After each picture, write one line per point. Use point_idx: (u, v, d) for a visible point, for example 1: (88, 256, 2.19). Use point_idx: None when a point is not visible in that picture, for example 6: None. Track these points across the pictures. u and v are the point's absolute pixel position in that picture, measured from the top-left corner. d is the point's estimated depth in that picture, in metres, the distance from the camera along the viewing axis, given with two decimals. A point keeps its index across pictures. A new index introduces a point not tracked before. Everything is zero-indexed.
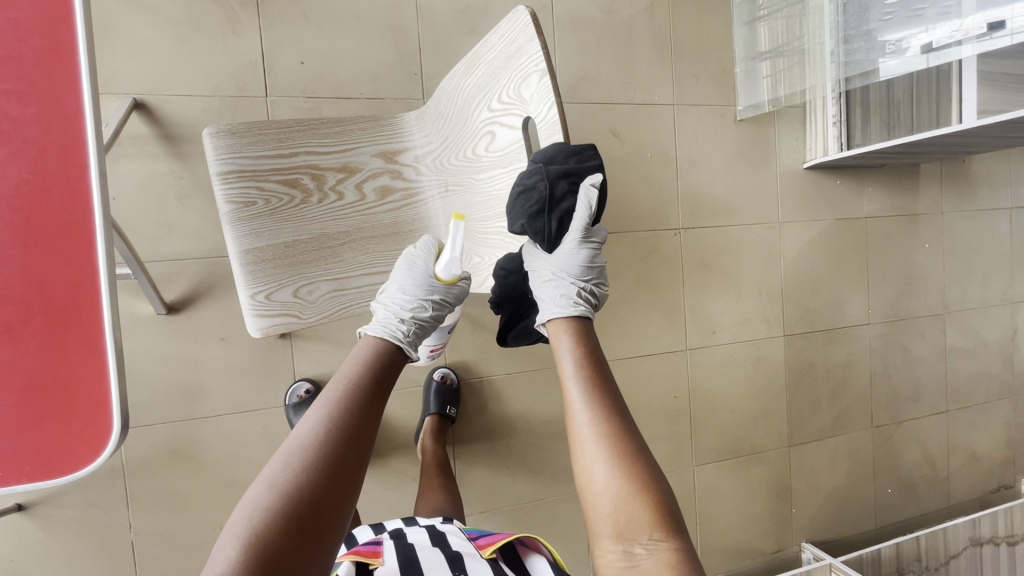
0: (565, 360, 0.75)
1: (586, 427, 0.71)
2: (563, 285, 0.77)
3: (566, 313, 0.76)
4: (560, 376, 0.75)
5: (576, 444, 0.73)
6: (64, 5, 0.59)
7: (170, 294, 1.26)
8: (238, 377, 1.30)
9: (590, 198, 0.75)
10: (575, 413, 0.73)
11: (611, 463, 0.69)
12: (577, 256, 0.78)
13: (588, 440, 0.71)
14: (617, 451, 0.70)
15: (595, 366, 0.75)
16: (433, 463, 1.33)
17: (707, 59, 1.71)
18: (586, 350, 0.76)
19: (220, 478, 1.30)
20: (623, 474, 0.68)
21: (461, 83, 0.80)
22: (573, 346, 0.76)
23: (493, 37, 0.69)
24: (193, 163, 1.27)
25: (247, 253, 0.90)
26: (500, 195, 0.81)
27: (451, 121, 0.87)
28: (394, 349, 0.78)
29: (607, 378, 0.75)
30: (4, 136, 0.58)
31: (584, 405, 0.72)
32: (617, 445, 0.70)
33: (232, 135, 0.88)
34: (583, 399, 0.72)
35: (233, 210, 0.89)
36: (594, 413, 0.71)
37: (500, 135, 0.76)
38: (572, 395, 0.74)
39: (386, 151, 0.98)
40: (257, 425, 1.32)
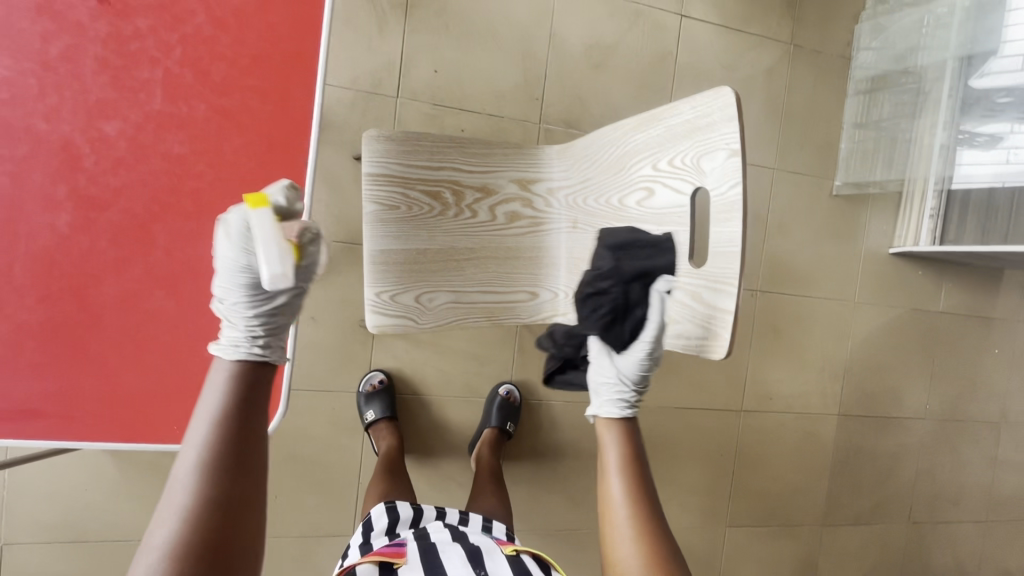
0: (610, 448, 0.82)
1: (623, 514, 0.78)
2: (617, 385, 0.82)
3: (613, 413, 0.82)
4: (601, 462, 0.82)
5: (610, 530, 0.78)
6: (308, 30, 0.82)
7: None
8: (320, 357, 1.35)
9: (656, 307, 0.77)
10: (612, 499, 0.79)
11: (645, 554, 0.75)
12: (635, 360, 0.80)
13: (623, 531, 0.77)
14: (648, 543, 0.75)
15: (637, 461, 0.81)
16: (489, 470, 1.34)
17: (816, 131, 1.72)
18: (630, 445, 0.81)
19: (284, 448, 1.35)
20: (651, 568, 0.74)
21: (627, 136, 0.83)
22: (619, 438, 0.82)
23: (680, 105, 0.72)
24: (319, 148, 1.33)
25: (379, 253, 0.96)
26: (644, 249, 0.83)
27: (603, 167, 0.90)
28: (259, 363, 0.73)
29: (645, 473, 0.81)
30: (246, 129, 0.81)
31: (626, 494, 0.78)
32: (650, 537, 0.76)
33: (391, 142, 0.95)
34: (625, 488, 0.79)
35: (376, 211, 0.96)
36: (631, 504, 0.78)
37: (661, 194, 0.78)
38: (614, 482, 0.80)
39: (523, 178, 1.02)
40: (328, 405, 1.37)
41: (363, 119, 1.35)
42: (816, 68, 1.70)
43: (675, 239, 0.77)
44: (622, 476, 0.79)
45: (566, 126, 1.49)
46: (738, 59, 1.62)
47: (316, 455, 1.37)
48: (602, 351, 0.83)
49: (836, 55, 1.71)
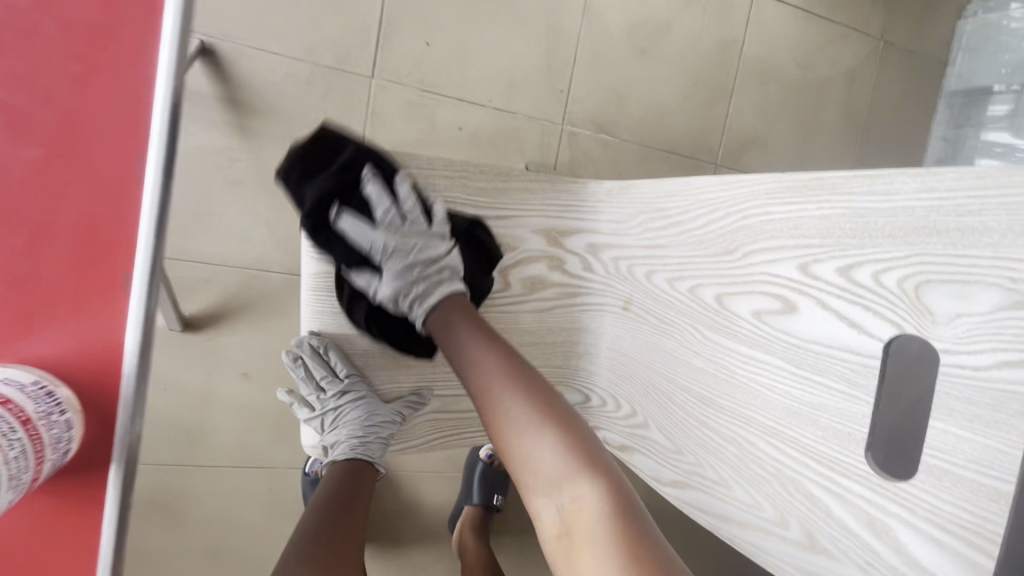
0: (452, 328, 0.56)
1: (503, 399, 0.51)
2: (414, 274, 0.58)
3: (437, 298, 0.57)
4: (451, 353, 0.55)
5: (495, 430, 0.51)
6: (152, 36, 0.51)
7: (191, 304, 0.95)
8: (253, 425, 1.00)
9: (386, 191, 0.58)
10: (478, 378, 0.53)
11: (547, 441, 0.48)
12: (410, 242, 0.58)
13: (508, 422, 0.49)
14: (556, 427, 0.48)
15: (482, 332, 0.55)
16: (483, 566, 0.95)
17: (901, 150, 1.34)
18: (467, 321, 0.56)
19: (202, 544, 1.01)
20: (568, 460, 0.46)
21: (752, 201, 0.49)
22: (450, 321, 0.57)
23: (899, 176, 0.38)
24: (258, 143, 0.95)
25: (319, 334, 0.64)
26: (757, 392, 0.50)
27: (692, 236, 0.56)
28: (365, 466, 0.67)
29: (506, 345, 0.55)
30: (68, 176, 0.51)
31: (490, 369, 0.52)
32: (557, 417, 0.49)
33: (352, 167, 0.59)
34: (492, 364, 0.52)
35: (323, 274, 0.61)
36: (499, 385, 0.51)
37: (811, 318, 0.45)
38: (471, 359, 0.53)
39: (553, 228, 0.68)
40: (263, 486, 1.02)
41: (322, 104, 0.97)
42: (911, 73, 1.32)
43: (830, 402, 0.43)
44: (485, 350, 0.53)
45: (595, 130, 1.13)
46: (817, 54, 1.26)
47: (245, 554, 1.02)
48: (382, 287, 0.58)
49: (932, 58, 1.31)
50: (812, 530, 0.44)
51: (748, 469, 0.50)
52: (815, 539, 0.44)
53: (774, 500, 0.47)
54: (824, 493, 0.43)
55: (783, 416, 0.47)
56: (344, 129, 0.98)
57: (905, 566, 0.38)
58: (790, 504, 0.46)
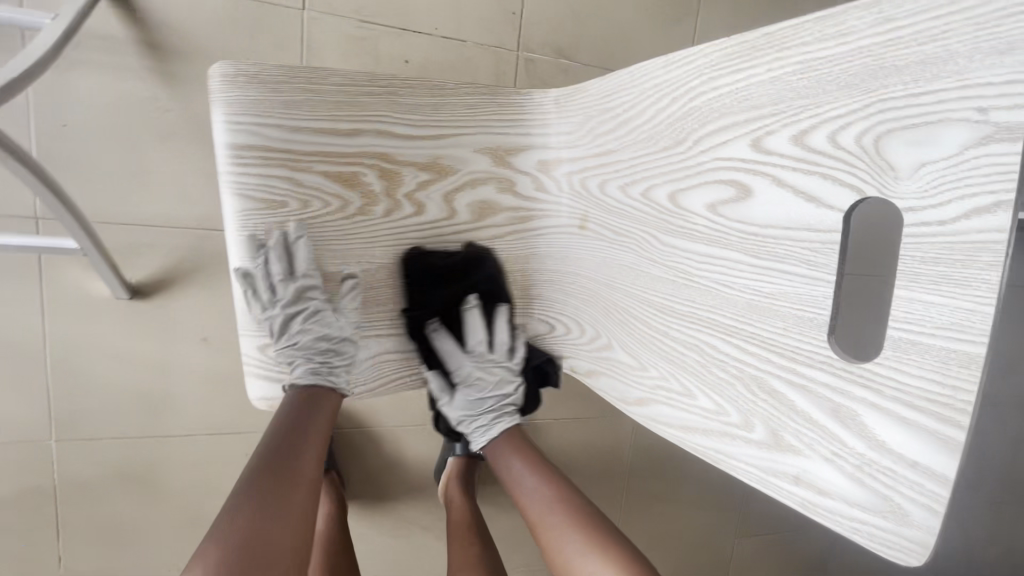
0: (507, 470, 0.65)
1: (553, 530, 0.56)
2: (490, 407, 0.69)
3: (494, 434, 0.68)
4: (516, 493, 0.62)
5: (556, 553, 0.55)
6: None
7: (135, 270, 0.90)
8: (220, 391, 0.97)
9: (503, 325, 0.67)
10: (537, 517, 0.58)
11: (585, 554, 0.53)
12: (341, 348, 0.62)
13: (555, 535, 0.56)
14: (593, 538, 0.54)
15: (566, 481, 0.61)
16: (470, 521, 0.96)
17: None
18: (534, 458, 0.64)
19: (182, 513, 0.99)
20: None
21: (698, 77, 0.43)
22: (501, 455, 0.67)
23: (851, 12, 0.33)
24: (186, 91, 0.87)
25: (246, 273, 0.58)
26: (716, 291, 0.46)
27: (641, 132, 0.51)
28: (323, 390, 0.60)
29: (542, 459, 0.64)
30: None
31: (549, 505, 0.58)
32: (584, 519, 0.56)
33: (261, 86, 0.53)
34: (539, 497, 0.59)
35: (244, 211, 0.56)
36: (541, 505, 0.58)
37: (767, 199, 0.40)
38: (526, 499, 0.60)
39: (497, 146, 0.63)
40: (238, 451, 1.00)
41: (251, 41, 0.89)
42: None
43: (790, 288, 0.40)
44: (535, 487, 0.60)
45: (555, 56, 1.06)
46: None
47: None
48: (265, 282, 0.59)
49: None
50: (776, 428, 0.41)
51: (710, 373, 0.46)
52: (780, 436, 0.41)
53: (737, 402, 0.44)
54: (787, 387, 0.40)
55: (745, 311, 0.43)
56: None
57: (872, 451, 0.35)
58: (753, 404, 0.43)
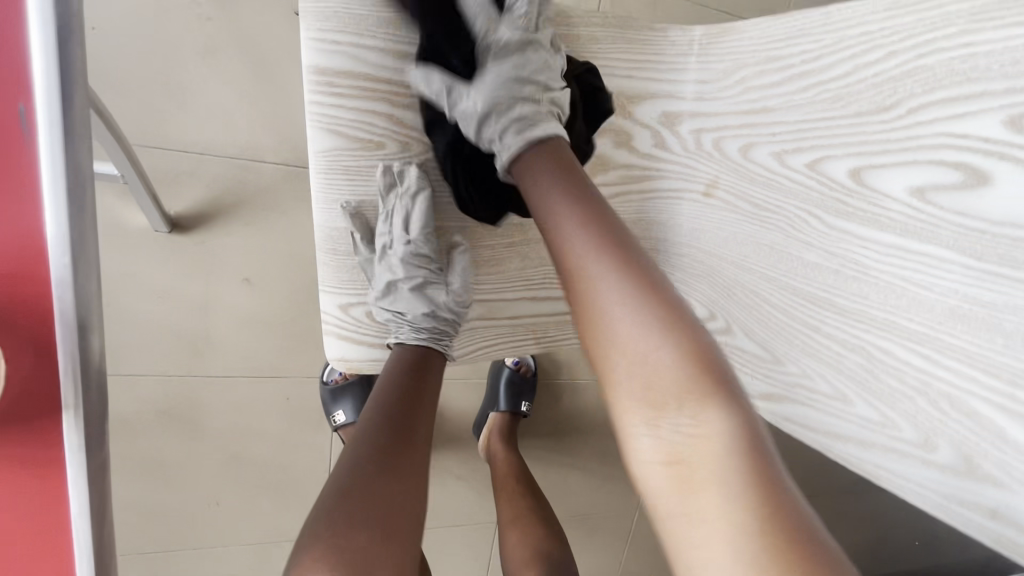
0: (540, 189, 0.43)
1: (601, 277, 0.37)
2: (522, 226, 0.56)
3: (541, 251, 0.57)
4: (547, 224, 0.41)
5: (588, 313, 0.37)
6: None
7: (174, 200, 0.81)
8: (263, 334, 0.91)
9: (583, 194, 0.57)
10: (573, 257, 0.39)
11: (639, 328, 0.34)
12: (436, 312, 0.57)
13: (607, 303, 0.36)
14: (657, 312, 0.35)
15: (615, 223, 0.40)
16: (517, 475, 0.94)
17: None
18: (573, 173, 0.43)
19: (222, 455, 0.96)
20: (678, 365, 0.32)
21: (937, 30, 0.35)
22: (537, 170, 0.44)
23: None
24: None
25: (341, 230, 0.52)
26: (904, 290, 0.40)
27: (825, 91, 0.43)
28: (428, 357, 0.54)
29: (588, 186, 0.42)
30: None
31: (593, 243, 0.38)
32: (649, 283, 0.36)
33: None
34: (576, 228, 0.39)
35: (335, 152, 0.48)
36: (581, 251, 0.39)
37: (1013, 192, 0.33)
38: (561, 229, 0.40)
39: (621, 92, 0.54)
40: (280, 396, 0.95)
41: None
42: None
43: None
44: (574, 219, 0.40)
45: None
46: None
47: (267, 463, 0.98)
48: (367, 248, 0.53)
49: None
50: (970, 454, 0.36)
51: (878, 381, 0.41)
52: (974, 464, 0.36)
53: (916, 418, 0.39)
54: (993, 411, 0.35)
55: (943, 318, 0.38)
56: None
57: None
58: (940, 424, 0.38)
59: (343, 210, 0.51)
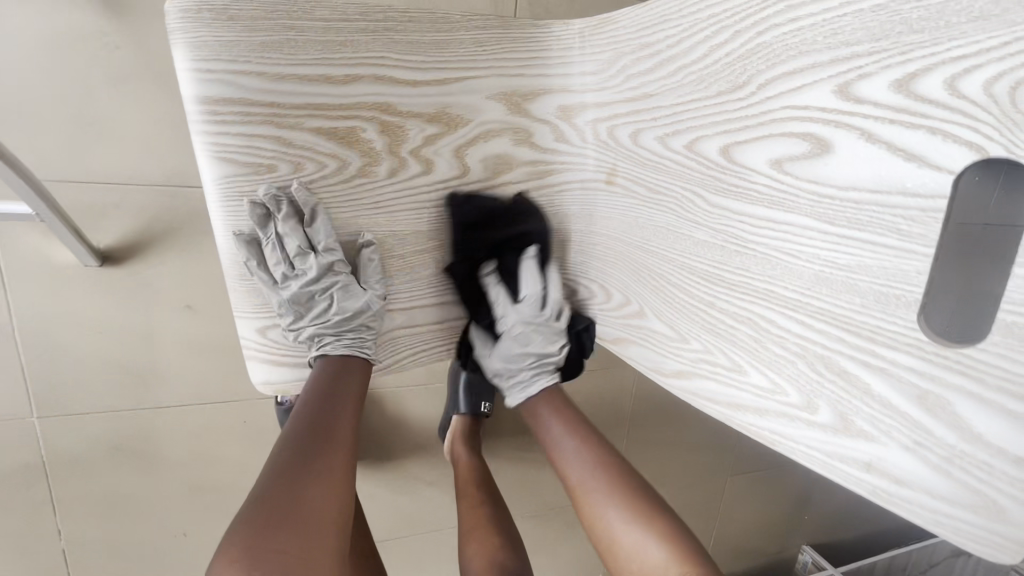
0: (547, 428, 0.62)
1: (598, 497, 0.56)
2: (516, 348, 0.63)
3: (535, 391, 0.64)
4: (555, 457, 0.60)
5: (590, 512, 0.56)
6: None
7: (103, 235, 0.81)
8: (211, 359, 0.91)
9: (528, 272, 0.61)
10: (580, 485, 0.57)
11: (629, 526, 0.53)
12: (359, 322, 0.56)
13: (605, 511, 0.55)
14: (639, 512, 0.53)
15: (602, 445, 0.59)
16: (477, 480, 0.95)
17: None
18: (573, 417, 0.62)
19: (184, 482, 0.96)
20: (665, 550, 0.51)
21: (773, 6, 0.36)
22: (545, 413, 0.63)
23: None
24: (139, 24, 0.75)
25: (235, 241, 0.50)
26: (777, 260, 0.41)
27: (690, 73, 0.44)
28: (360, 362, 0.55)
29: (590, 428, 0.62)
30: None
31: (590, 471, 0.57)
32: (629, 493, 0.55)
33: (233, 23, 0.44)
34: (581, 461, 0.58)
35: (226, 178, 0.48)
36: (587, 469, 0.57)
37: (852, 158, 0.35)
38: (569, 465, 0.59)
39: (513, 90, 0.54)
40: (236, 420, 0.96)
41: None
42: None
43: (873, 261, 0.35)
44: (572, 443, 0.60)
45: None
46: None
47: (231, 486, 0.99)
48: (264, 275, 0.52)
49: None
50: (845, 412, 0.38)
51: (765, 350, 0.43)
52: (849, 421, 0.38)
53: (798, 381, 0.40)
54: (861, 369, 0.36)
55: (810, 284, 0.39)
56: None
57: (964, 443, 0.32)
58: (818, 386, 0.39)
59: (235, 238, 0.50)
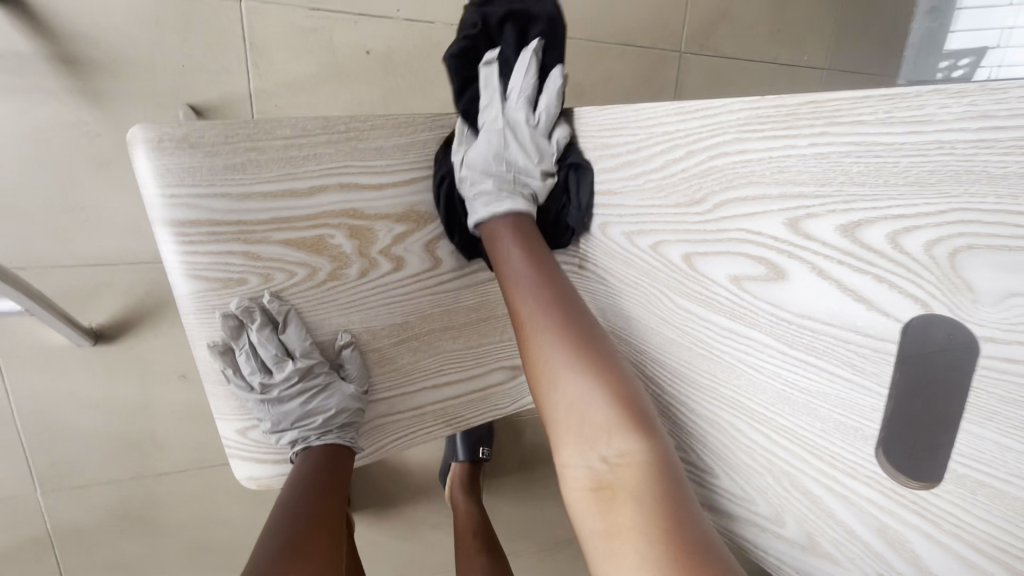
0: (503, 252, 0.50)
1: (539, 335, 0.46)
2: (491, 148, 0.52)
3: (500, 209, 0.51)
4: (496, 265, 0.50)
5: (540, 377, 0.45)
6: None
7: (93, 313, 0.82)
8: (206, 424, 0.93)
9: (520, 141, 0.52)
10: (530, 323, 0.47)
11: (570, 372, 0.43)
12: (339, 417, 0.56)
13: (544, 345, 0.45)
14: (579, 365, 0.43)
15: (544, 256, 0.50)
16: (474, 531, 0.95)
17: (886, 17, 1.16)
18: (532, 243, 0.50)
19: (186, 545, 0.97)
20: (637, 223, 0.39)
21: (720, 135, 0.36)
22: (501, 246, 0.52)
23: (929, 96, 0.25)
24: (119, 111, 0.76)
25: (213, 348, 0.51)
26: (741, 371, 0.41)
27: (649, 180, 0.44)
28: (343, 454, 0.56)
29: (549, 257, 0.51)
30: None
31: (532, 286, 0.48)
32: (581, 343, 0.44)
33: (194, 152, 0.44)
34: (522, 269, 0.49)
35: (198, 293, 0.49)
36: (525, 287, 0.48)
37: (804, 289, 0.35)
38: (516, 287, 0.49)
39: None
40: (235, 481, 0.97)
41: (185, 46, 0.77)
42: None
43: (830, 390, 0.35)
44: (517, 251, 0.49)
45: None
46: None
47: (234, 545, 1.00)
48: (240, 383, 0.52)
49: None
50: (812, 532, 0.38)
51: (734, 457, 0.43)
52: (815, 541, 0.37)
53: (767, 494, 0.40)
54: (825, 493, 0.36)
55: (773, 401, 0.39)
56: (223, 76, 0.79)
57: None
58: (785, 501, 0.39)
59: (211, 349, 0.50)
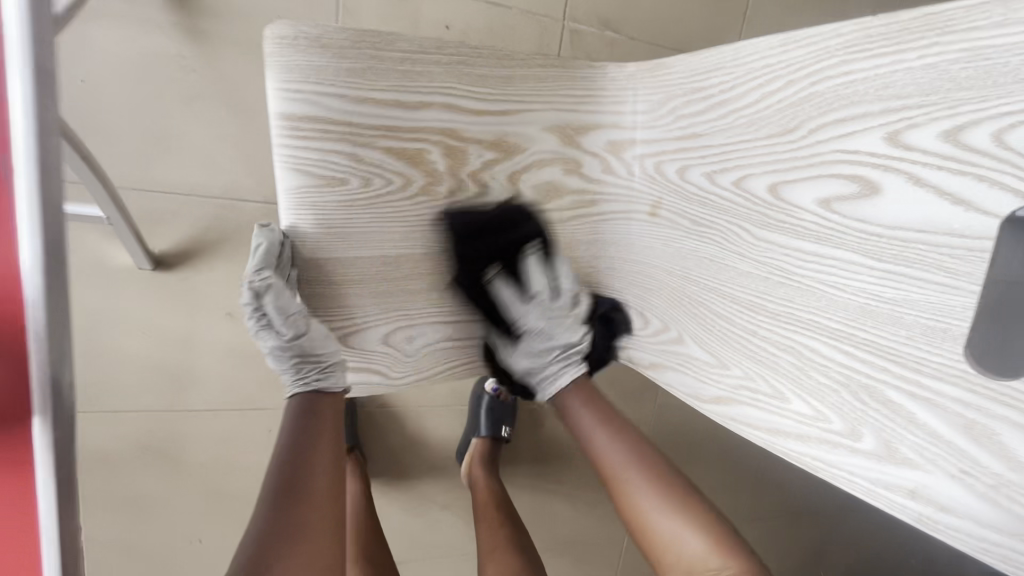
0: (578, 415, 0.63)
1: (637, 483, 0.56)
2: (542, 312, 0.63)
3: (565, 382, 0.64)
4: (581, 435, 0.62)
5: (630, 509, 0.56)
6: None
7: (158, 240, 0.85)
8: (244, 366, 0.94)
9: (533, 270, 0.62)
10: (621, 476, 0.58)
11: (666, 512, 0.54)
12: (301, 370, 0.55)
13: (642, 496, 0.56)
14: (672, 500, 0.55)
15: (635, 434, 0.61)
16: (496, 501, 0.95)
17: None
18: (610, 419, 0.62)
19: (205, 489, 0.97)
20: (699, 532, 0.52)
21: (823, 61, 0.40)
22: (574, 400, 0.64)
23: None
24: (214, 50, 0.81)
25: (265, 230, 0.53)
26: (822, 292, 0.43)
27: (741, 116, 0.47)
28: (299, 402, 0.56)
29: (627, 426, 0.62)
30: None
31: (626, 457, 0.58)
32: (678, 494, 0.55)
33: (325, 51, 0.48)
34: (614, 448, 0.59)
35: (301, 188, 0.51)
36: (623, 454, 0.59)
37: (899, 200, 0.38)
38: (602, 452, 0.60)
39: (569, 123, 0.58)
40: (262, 428, 0.97)
41: None
42: None
43: (918, 295, 0.37)
44: (607, 437, 0.60)
45: (601, 28, 1.00)
46: None
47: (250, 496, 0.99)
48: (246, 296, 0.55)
49: None
50: (890, 440, 0.39)
51: (807, 378, 0.44)
52: (893, 449, 0.39)
53: (841, 410, 0.42)
54: (906, 399, 0.38)
55: (855, 315, 0.41)
56: None
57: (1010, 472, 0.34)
58: (862, 413, 0.41)
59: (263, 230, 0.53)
